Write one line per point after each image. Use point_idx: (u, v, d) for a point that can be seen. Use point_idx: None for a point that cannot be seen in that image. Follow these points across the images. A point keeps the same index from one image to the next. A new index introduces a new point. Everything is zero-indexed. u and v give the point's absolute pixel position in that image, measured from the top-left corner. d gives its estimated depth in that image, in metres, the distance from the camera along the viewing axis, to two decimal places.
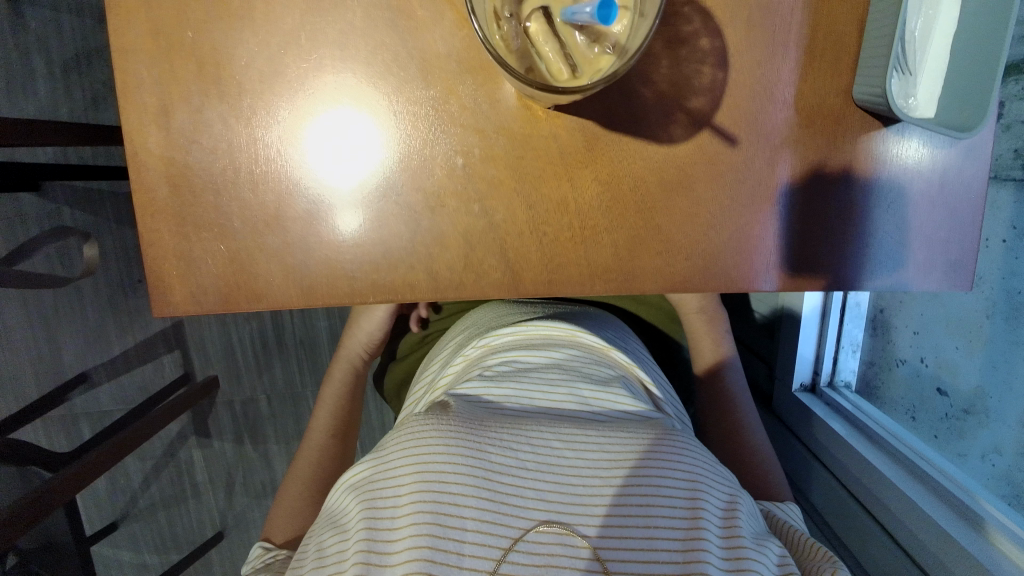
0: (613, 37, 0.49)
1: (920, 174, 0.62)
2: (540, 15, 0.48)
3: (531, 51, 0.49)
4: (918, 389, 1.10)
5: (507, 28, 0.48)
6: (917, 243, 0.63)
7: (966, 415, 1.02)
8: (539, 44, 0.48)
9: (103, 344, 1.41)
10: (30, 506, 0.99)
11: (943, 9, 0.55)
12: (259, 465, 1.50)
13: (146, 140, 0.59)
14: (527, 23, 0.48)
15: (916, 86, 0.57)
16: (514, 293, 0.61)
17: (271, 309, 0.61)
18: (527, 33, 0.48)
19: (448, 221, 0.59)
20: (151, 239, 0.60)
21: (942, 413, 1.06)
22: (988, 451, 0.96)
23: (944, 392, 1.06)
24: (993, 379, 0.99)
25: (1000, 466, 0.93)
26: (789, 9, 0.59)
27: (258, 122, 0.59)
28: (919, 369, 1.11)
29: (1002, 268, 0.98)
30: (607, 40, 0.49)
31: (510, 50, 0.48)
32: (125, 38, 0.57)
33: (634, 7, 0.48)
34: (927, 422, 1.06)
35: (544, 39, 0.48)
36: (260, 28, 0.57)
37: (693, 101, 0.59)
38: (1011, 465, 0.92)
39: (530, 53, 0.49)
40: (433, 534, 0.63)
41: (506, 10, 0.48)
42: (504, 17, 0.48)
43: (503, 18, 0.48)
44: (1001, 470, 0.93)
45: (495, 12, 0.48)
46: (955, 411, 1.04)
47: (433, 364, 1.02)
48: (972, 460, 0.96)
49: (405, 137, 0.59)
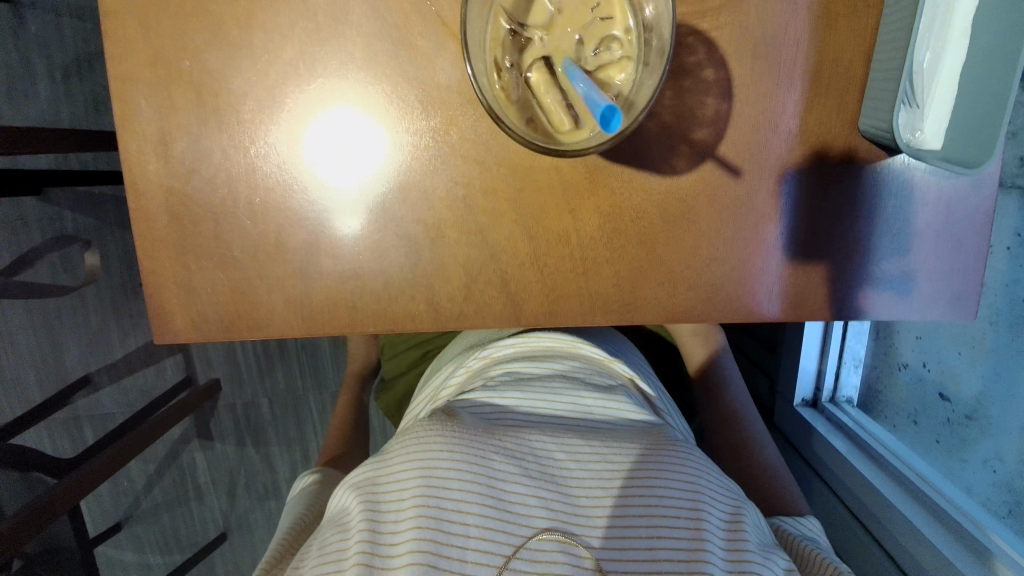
0: (615, 87, 0.49)
1: (925, 206, 0.62)
2: (541, 66, 0.48)
3: (532, 102, 0.49)
4: (920, 393, 1.08)
5: (508, 78, 0.49)
6: (921, 275, 0.63)
7: (968, 420, 1.01)
8: (541, 94, 0.49)
9: (105, 347, 1.40)
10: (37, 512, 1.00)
11: (951, 41, 0.52)
12: (261, 467, 1.49)
13: (146, 169, 0.59)
14: (528, 73, 0.49)
15: (923, 119, 0.55)
16: (516, 324, 0.61)
17: (272, 336, 0.61)
18: (529, 83, 0.49)
19: (448, 252, 0.59)
20: (152, 267, 0.60)
21: (943, 419, 1.04)
22: (990, 458, 0.96)
23: (946, 398, 1.04)
24: (995, 388, 0.97)
25: (1001, 474, 0.94)
26: (795, 39, 0.58)
27: (257, 151, 0.59)
28: (921, 374, 1.08)
29: (1006, 275, 0.96)
30: (610, 91, 0.49)
31: (511, 100, 0.49)
32: (124, 66, 0.57)
33: (637, 57, 0.48)
34: (930, 428, 1.05)
35: (546, 89, 0.49)
36: (259, 59, 0.57)
37: (695, 132, 0.58)
38: (1012, 473, 0.93)
39: (531, 102, 0.49)
40: (437, 541, 0.64)
41: (507, 62, 0.49)
42: (505, 68, 0.48)
43: (503, 68, 0.48)
44: (1002, 478, 0.93)
45: (496, 62, 0.48)
46: (957, 416, 1.02)
47: (431, 380, 1.01)
48: (973, 468, 0.97)
49: (405, 168, 0.58)
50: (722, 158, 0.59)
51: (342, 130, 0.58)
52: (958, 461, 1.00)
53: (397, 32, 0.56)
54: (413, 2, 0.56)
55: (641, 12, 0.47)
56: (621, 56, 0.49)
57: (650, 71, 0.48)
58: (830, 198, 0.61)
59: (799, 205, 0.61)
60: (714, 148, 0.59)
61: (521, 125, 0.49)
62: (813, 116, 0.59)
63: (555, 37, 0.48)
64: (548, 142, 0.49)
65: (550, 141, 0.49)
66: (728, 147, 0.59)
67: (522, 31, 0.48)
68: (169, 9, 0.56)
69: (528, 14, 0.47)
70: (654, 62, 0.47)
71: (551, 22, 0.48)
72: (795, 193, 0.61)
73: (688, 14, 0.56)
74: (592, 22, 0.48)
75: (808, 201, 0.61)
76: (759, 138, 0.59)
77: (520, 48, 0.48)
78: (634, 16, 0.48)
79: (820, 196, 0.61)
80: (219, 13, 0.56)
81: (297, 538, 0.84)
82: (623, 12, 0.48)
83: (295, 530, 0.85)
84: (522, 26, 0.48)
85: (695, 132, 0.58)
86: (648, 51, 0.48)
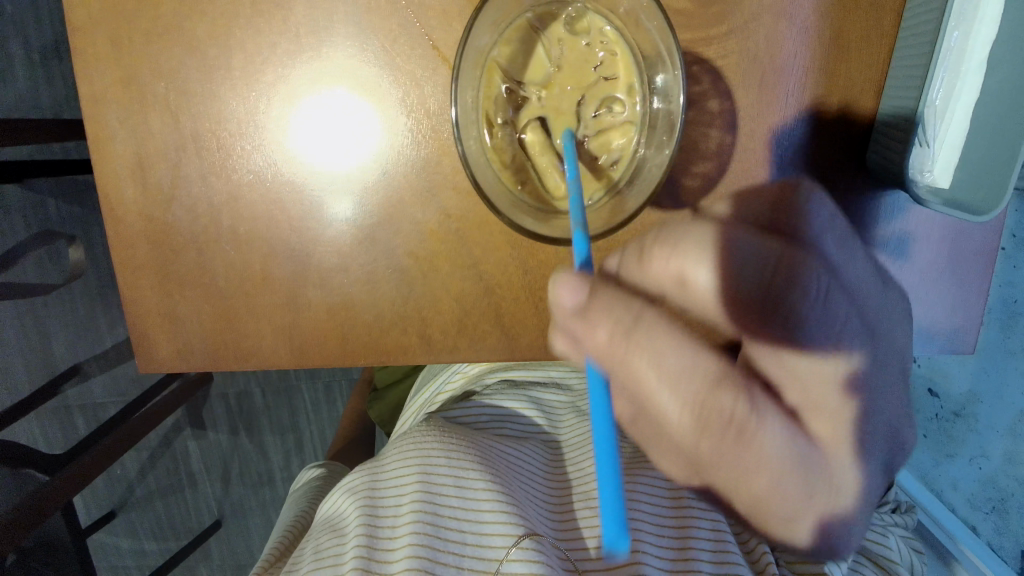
0: (617, 150, 0.49)
1: (928, 240, 0.60)
2: (536, 128, 0.48)
3: (527, 163, 0.49)
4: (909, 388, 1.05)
5: (502, 133, 0.48)
6: (921, 310, 0.61)
7: (956, 417, 1.02)
8: (535, 157, 0.48)
9: (94, 335, 1.35)
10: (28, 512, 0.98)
11: (966, 76, 0.52)
12: (254, 454, 1.46)
13: (124, 197, 0.57)
14: (522, 133, 0.49)
15: (932, 159, 0.54)
16: (510, 356, 0.58)
17: (259, 366, 0.59)
18: (522, 143, 0.49)
19: (440, 285, 0.57)
20: (134, 297, 0.59)
21: (930, 413, 1.04)
22: (975, 455, 1.02)
23: (935, 393, 1.04)
24: (987, 385, 1.01)
25: (988, 470, 1.01)
26: (800, 70, 0.56)
27: (240, 177, 0.56)
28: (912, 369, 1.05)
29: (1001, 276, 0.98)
30: (612, 153, 0.49)
31: (501, 156, 0.48)
32: (97, 89, 0.55)
33: (641, 122, 0.49)
34: (919, 423, 1.05)
35: (540, 153, 0.48)
36: (238, 82, 0.54)
37: (629, 349, 0.34)
38: (997, 469, 1.01)
39: (524, 163, 0.49)
40: (433, 547, 0.64)
41: (501, 116, 0.48)
42: (498, 124, 0.48)
43: (497, 124, 0.48)
44: (986, 475, 1.01)
45: (488, 118, 0.48)
46: (944, 412, 1.03)
47: (422, 388, 0.98)
48: (961, 463, 1.02)
49: (395, 196, 0.56)
50: (691, 280, 0.41)
51: (324, 122, 0.55)
52: (944, 455, 1.03)
53: (386, 57, 0.54)
54: (402, 24, 0.53)
55: (649, 74, 0.48)
56: (624, 119, 0.49)
57: (653, 143, 0.48)
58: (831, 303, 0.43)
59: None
60: (663, 256, 0.41)
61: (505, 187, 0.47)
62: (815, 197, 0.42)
63: (553, 96, 0.48)
64: (537, 219, 0.46)
65: (538, 218, 0.46)
66: (701, 246, 0.40)
67: (519, 88, 0.49)
68: (143, 29, 0.54)
69: (526, 70, 0.48)
70: (657, 142, 0.48)
71: (550, 80, 0.48)
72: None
73: (692, 42, 0.55)
74: (595, 83, 0.49)
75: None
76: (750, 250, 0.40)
77: (516, 106, 0.49)
78: (641, 77, 0.48)
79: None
80: (192, 31, 0.53)
81: (297, 539, 0.84)
82: (628, 74, 0.49)
83: (296, 527, 0.86)
84: (518, 83, 0.49)
85: (618, 349, 0.35)
86: (650, 120, 0.49)
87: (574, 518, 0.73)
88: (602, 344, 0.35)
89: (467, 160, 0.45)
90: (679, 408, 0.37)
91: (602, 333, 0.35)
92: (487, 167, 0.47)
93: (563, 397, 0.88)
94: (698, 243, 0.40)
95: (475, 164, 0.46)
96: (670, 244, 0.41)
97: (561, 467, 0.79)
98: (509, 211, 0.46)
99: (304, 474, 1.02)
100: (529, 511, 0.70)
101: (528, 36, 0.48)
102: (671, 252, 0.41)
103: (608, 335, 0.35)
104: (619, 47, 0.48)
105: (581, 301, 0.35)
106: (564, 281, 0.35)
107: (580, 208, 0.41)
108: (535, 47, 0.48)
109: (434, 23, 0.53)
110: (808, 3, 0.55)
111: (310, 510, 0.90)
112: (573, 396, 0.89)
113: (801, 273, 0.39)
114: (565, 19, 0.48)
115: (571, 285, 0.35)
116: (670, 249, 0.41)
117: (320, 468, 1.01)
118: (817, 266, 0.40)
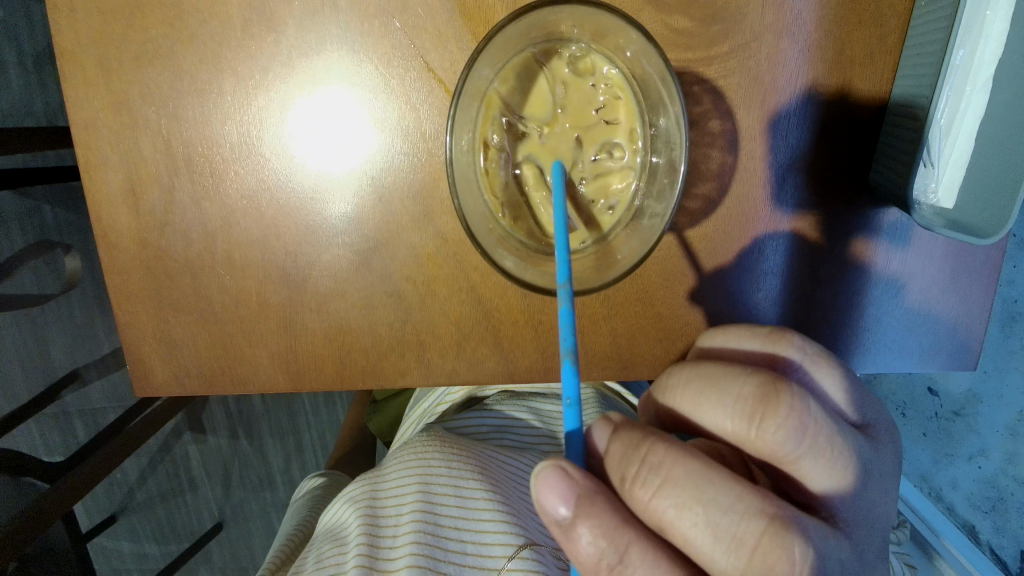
0: (615, 195, 0.49)
1: (931, 262, 0.59)
2: (532, 166, 0.48)
3: (522, 198, 0.48)
4: (909, 386, 0.96)
5: (496, 160, 0.48)
6: (922, 329, 0.61)
7: (955, 417, 0.90)
8: (530, 193, 0.48)
9: (92, 341, 1.25)
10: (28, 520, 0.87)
11: (972, 93, 0.50)
12: (254, 459, 1.45)
13: (116, 223, 0.56)
14: (518, 168, 0.48)
15: (937, 177, 0.52)
16: (510, 380, 0.58)
17: (255, 391, 0.59)
18: (518, 179, 0.48)
19: (438, 310, 0.56)
20: (129, 322, 0.58)
21: (931, 412, 0.93)
22: (975, 454, 0.88)
23: (934, 391, 0.93)
24: (984, 383, 0.86)
25: (986, 473, 0.87)
26: (803, 89, 0.56)
27: (233, 202, 0.55)
28: None
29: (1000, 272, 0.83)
30: (610, 197, 0.49)
31: (493, 187, 0.48)
32: (85, 114, 0.54)
33: (640, 169, 0.49)
34: (917, 421, 0.95)
35: (534, 189, 0.48)
36: (229, 107, 0.54)
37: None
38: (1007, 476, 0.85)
39: (520, 200, 0.48)
40: (433, 557, 0.62)
41: (496, 147, 0.48)
42: (493, 153, 0.48)
43: (492, 151, 0.48)
44: (986, 475, 0.87)
45: (484, 141, 0.47)
46: (945, 411, 0.91)
47: (421, 397, 0.97)
48: (961, 463, 0.90)
49: (392, 219, 0.55)
50: (672, 530, 0.33)
51: (314, 125, 0.54)
52: (944, 454, 0.92)
53: (380, 80, 0.53)
54: (396, 46, 0.52)
55: (651, 119, 0.48)
56: (622, 164, 0.49)
57: (651, 191, 0.48)
58: (810, 505, 0.37)
59: (773, 474, 0.39)
60: (646, 485, 0.33)
61: (492, 219, 0.47)
62: (800, 407, 0.35)
63: (553, 135, 0.48)
64: (520, 257, 0.46)
65: (520, 259, 0.46)
66: (688, 490, 0.32)
67: (519, 122, 0.48)
68: (131, 53, 0.53)
69: (526, 104, 0.48)
70: (655, 191, 0.48)
71: (552, 119, 0.48)
72: (788, 248, 0.58)
73: (691, 62, 0.55)
74: (595, 124, 0.49)
75: (787, 484, 0.38)
76: (731, 510, 0.32)
77: (514, 138, 0.48)
78: (642, 122, 0.48)
79: (796, 494, 0.38)
80: (180, 55, 0.53)
81: (297, 548, 0.84)
82: (630, 118, 0.48)
83: (296, 537, 0.85)
84: (518, 117, 0.48)
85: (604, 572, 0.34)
86: (649, 167, 0.48)
87: None
88: (590, 558, 0.34)
89: (454, 188, 0.46)
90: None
91: (590, 548, 0.34)
92: (477, 199, 0.47)
93: None
94: (681, 481, 0.32)
95: (464, 193, 0.46)
96: (653, 472, 0.33)
97: None
98: (494, 248, 0.46)
99: (305, 484, 1.02)
100: (528, 523, 0.69)
101: (530, 69, 0.47)
102: (659, 488, 0.33)
103: (595, 555, 0.34)
104: (623, 90, 0.48)
105: (568, 513, 0.34)
106: (549, 491, 0.34)
107: (569, 325, 0.38)
108: (537, 81, 0.48)
109: (428, 45, 0.52)
110: (811, 21, 0.54)
111: (312, 518, 0.89)
112: None
113: (779, 552, 0.31)
114: (568, 59, 0.47)
115: (557, 491, 0.34)
116: (656, 481, 0.33)
117: (320, 476, 1.00)
118: (798, 542, 0.32)
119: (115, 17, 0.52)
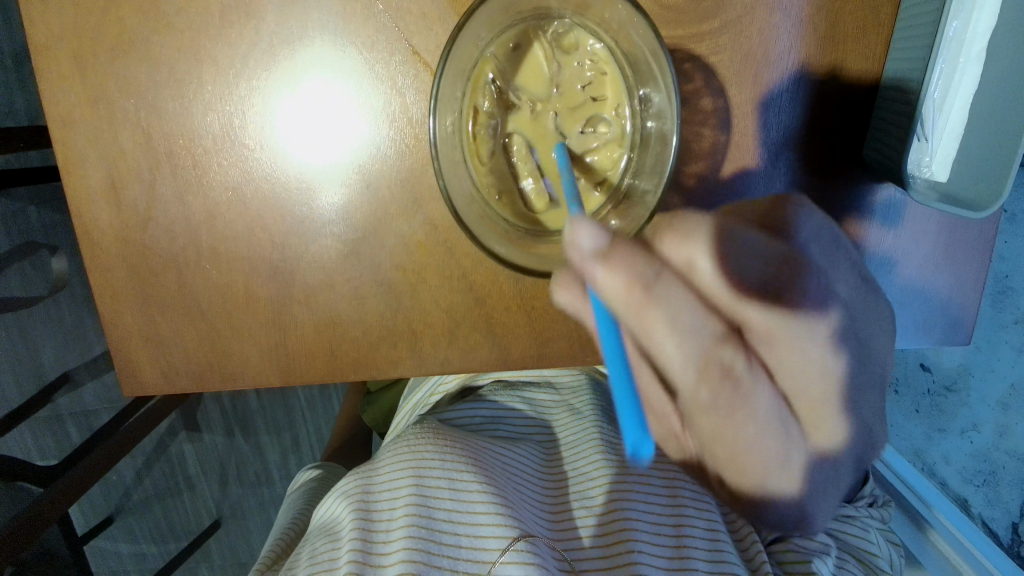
0: (602, 174, 0.48)
1: (922, 240, 0.59)
2: (521, 139, 0.47)
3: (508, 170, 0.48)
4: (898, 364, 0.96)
5: (485, 129, 0.47)
6: (915, 306, 0.60)
7: (947, 392, 0.92)
8: (518, 167, 0.48)
9: (82, 343, 1.21)
10: (23, 525, 0.85)
11: (963, 65, 0.50)
12: (251, 455, 1.43)
13: (99, 221, 0.55)
14: (507, 137, 0.48)
15: (931, 149, 0.52)
16: (504, 368, 0.57)
17: (246, 385, 0.58)
18: (507, 149, 0.48)
19: (429, 298, 0.55)
20: (114, 321, 0.57)
21: (922, 389, 0.94)
22: (967, 428, 0.90)
23: (926, 367, 0.94)
24: (977, 357, 0.89)
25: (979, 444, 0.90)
26: (794, 63, 0.55)
27: (216, 193, 0.54)
28: None
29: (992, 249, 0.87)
30: (596, 176, 0.49)
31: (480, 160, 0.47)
32: (63, 109, 0.53)
33: (628, 146, 0.48)
34: (910, 398, 0.95)
35: (522, 164, 0.48)
36: (209, 96, 0.53)
37: (646, 301, 0.35)
38: (992, 444, 0.89)
39: (508, 173, 0.48)
40: (428, 551, 0.61)
41: (487, 114, 0.47)
42: (481, 124, 0.47)
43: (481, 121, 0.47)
44: (979, 448, 0.90)
45: (474, 107, 0.47)
46: (936, 387, 0.93)
47: (413, 387, 0.96)
48: (952, 437, 0.91)
49: (381, 205, 0.54)
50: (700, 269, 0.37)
51: (300, 110, 0.53)
52: (936, 429, 0.92)
53: (365, 63, 0.52)
54: (382, 30, 0.51)
55: (638, 93, 0.47)
56: (610, 139, 0.48)
57: (642, 167, 0.47)
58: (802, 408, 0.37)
59: None
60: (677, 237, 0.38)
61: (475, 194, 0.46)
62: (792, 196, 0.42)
63: (544, 111, 0.48)
64: (508, 240, 0.45)
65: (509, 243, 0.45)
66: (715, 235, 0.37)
67: (509, 92, 0.47)
68: (107, 45, 0.52)
69: (518, 74, 0.47)
70: (647, 165, 0.46)
71: (543, 92, 0.47)
72: None
73: (682, 39, 0.54)
74: (583, 101, 0.48)
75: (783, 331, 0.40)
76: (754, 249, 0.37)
77: (504, 108, 0.48)
78: (628, 96, 0.47)
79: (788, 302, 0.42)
80: (159, 45, 0.51)
81: (293, 542, 0.83)
82: (617, 94, 0.47)
83: (292, 530, 0.85)
84: (510, 87, 0.47)
85: (635, 300, 0.35)
86: (638, 142, 0.47)
87: (569, 518, 0.70)
88: (615, 289, 0.35)
89: (439, 154, 0.44)
90: (684, 365, 0.38)
91: (615, 283, 0.35)
92: (464, 178, 0.46)
93: (556, 397, 0.87)
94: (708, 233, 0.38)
95: (449, 173, 0.45)
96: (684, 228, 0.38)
97: (554, 468, 0.78)
98: (476, 227, 0.45)
99: (300, 476, 1.01)
100: (524, 512, 0.68)
101: (523, 40, 0.47)
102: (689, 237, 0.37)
103: (628, 284, 0.35)
104: (609, 65, 0.47)
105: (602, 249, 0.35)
106: (583, 221, 0.35)
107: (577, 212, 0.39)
108: (530, 49, 0.47)
109: (412, 28, 0.51)
110: None
111: (308, 510, 0.89)
112: (566, 395, 0.86)
113: (796, 280, 0.37)
114: (556, 33, 0.47)
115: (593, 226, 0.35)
116: (686, 231, 0.38)
117: (315, 467, 0.99)
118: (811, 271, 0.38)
119: (90, 8, 0.51)
